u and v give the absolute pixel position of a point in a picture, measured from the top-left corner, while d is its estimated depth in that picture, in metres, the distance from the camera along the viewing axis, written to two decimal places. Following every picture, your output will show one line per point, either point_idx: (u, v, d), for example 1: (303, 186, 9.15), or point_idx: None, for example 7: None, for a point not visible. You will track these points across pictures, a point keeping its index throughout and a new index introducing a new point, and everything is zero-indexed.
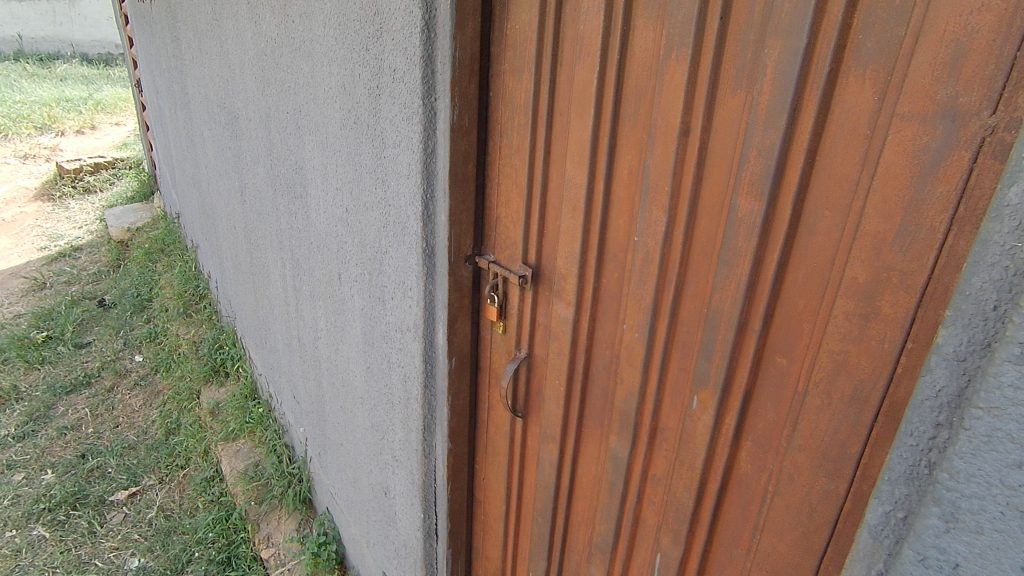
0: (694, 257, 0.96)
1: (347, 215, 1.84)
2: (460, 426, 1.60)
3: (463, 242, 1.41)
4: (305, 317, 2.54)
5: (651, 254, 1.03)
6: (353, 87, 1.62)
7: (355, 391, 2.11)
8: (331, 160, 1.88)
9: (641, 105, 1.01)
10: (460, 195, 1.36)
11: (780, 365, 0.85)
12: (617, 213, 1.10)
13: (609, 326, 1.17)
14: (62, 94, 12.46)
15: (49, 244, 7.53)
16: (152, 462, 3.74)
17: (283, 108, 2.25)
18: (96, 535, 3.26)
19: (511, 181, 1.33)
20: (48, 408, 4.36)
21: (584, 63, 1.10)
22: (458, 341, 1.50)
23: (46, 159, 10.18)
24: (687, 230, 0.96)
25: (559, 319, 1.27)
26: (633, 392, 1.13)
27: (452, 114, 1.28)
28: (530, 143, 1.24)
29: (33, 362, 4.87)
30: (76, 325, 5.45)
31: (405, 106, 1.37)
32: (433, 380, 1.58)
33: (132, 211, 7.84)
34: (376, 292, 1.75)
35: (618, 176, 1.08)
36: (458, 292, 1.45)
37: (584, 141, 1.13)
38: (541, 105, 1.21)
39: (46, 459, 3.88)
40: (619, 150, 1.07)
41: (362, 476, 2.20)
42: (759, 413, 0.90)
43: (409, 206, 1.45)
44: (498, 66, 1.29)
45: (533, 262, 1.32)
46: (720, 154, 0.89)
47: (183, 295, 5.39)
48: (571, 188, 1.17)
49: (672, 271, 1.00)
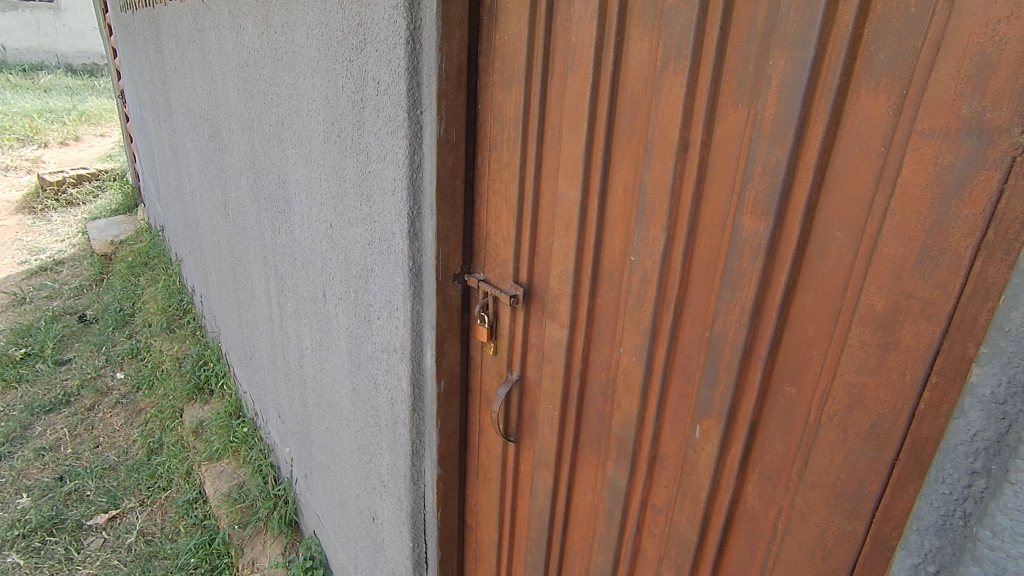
0: (694, 279, 0.92)
1: (331, 231, 1.78)
2: (450, 450, 1.54)
3: (451, 259, 1.35)
4: (290, 334, 2.46)
5: (650, 275, 0.99)
6: (336, 99, 1.56)
7: (341, 412, 2.03)
8: (314, 174, 1.82)
9: (637, 118, 0.97)
10: (448, 212, 1.31)
11: (788, 395, 0.80)
12: (612, 232, 1.06)
13: (605, 349, 1.14)
14: (45, 106, 12.33)
15: (30, 258, 7.41)
16: (133, 484, 3.63)
17: (265, 120, 2.19)
18: (73, 562, 3.16)
19: (501, 197, 1.28)
20: (24, 429, 4.24)
21: (575, 77, 1.06)
22: (447, 363, 1.44)
23: (28, 171, 10.03)
24: (688, 249, 0.92)
25: (553, 340, 1.23)
26: (632, 417, 1.09)
27: (439, 128, 1.22)
28: (520, 158, 1.20)
29: (11, 380, 4.75)
30: (56, 341, 5.34)
31: (390, 119, 1.31)
32: (421, 404, 1.52)
33: (115, 224, 7.71)
34: (361, 311, 1.68)
35: (613, 193, 1.04)
36: (447, 312, 1.39)
37: (577, 156, 1.08)
38: (532, 119, 1.16)
39: (21, 482, 3.76)
40: (613, 166, 1.03)
41: (349, 500, 2.12)
42: (766, 445, 0.85)
43: (394, 223, 1.38)
44: (486, 78, 1.24)
45: (525, 281, 1.28)
46: (721, 170, 0.85)
47: (167, 309, 5.27)
48: (564, 204, 1.13)
49: (672, 292, 0.96)
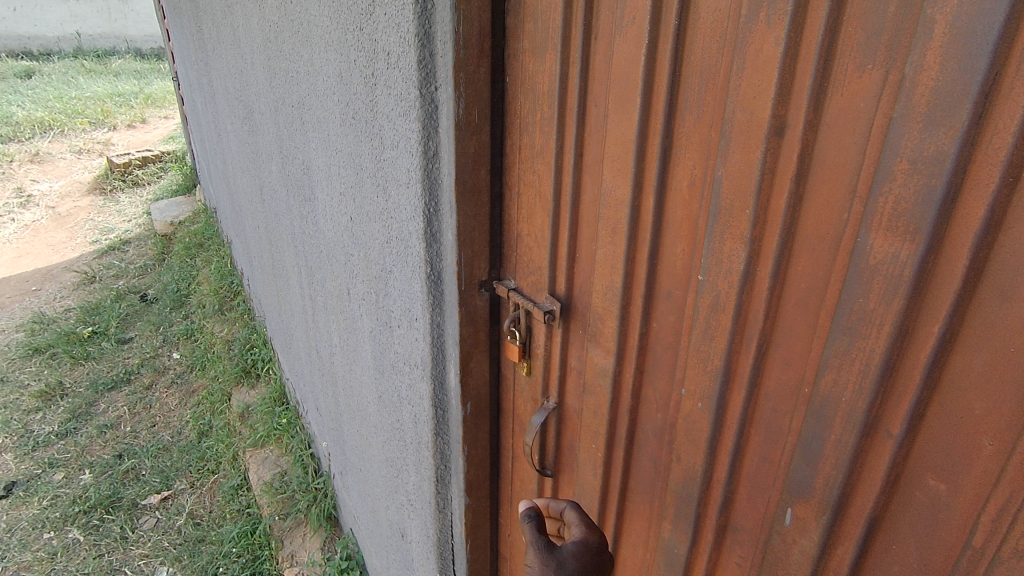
0: (789, 310, 0.68)
1: (352, 225, 1.60)
2: (480, 477, 1.36)
3: (476, 264, 1.15)
4: (321, 329, 2.33)
5: (725, 300, 0.75)
6: (350, 76, 1.36)
7: (369, 418, 1.88)
8: (334, 161, 1.64)
9: (711, 90, 0.71)
10: (471, 209, 1.09)
11: (933, 492, 0.56)
12: (673, 239, 0.83)
13: (662, 382, 0.92)
14: (115, 90, 12.89)
15: (101, 238, 7.78)
16: (184, 465, 3.70)
17: (288, 101, 2.02)
18: (127, 541, 3.24)
19: (534, 191, 1.06)
20: (89, 405, 4.42)
21: (625, 36, 0.81)
22: (474, 382, 1.25)
23: (100, 153, 10.52)
24: (781, 269, 0.67)
25: (596, 368, 1.02)
26: (695, 475, 0.87)
27: (456, 108, 1.00)
28: (557, 144, 0.97)
29: (79, 358, 4.97)
30: (119, 320, 5.55)
31: (400, 98, 1.09)
32: (445, 426, 1.33)
33: (176, 204, 7.93)
34: (383, 316, 1.50)
35: (675, 191, 0.80)
36: (472, 326, 1.19)
37: (627, 142, 0.84)
38: (571, 95, 0.93)
39: (85, 458, 3.92)
40: (677, 155, 0.78)
41: (380, 509, 1.99)
42: (892, 551, 0.61)
43: (410, 221, 1.18)
44: (515, 44, 1.01)
45: (563, 294, 1.06)
46: (837, 166, 0.59)
47: (219, 290, 5.35)
48: (610, 203, 0.90)
49: (754, 326, 0.72)
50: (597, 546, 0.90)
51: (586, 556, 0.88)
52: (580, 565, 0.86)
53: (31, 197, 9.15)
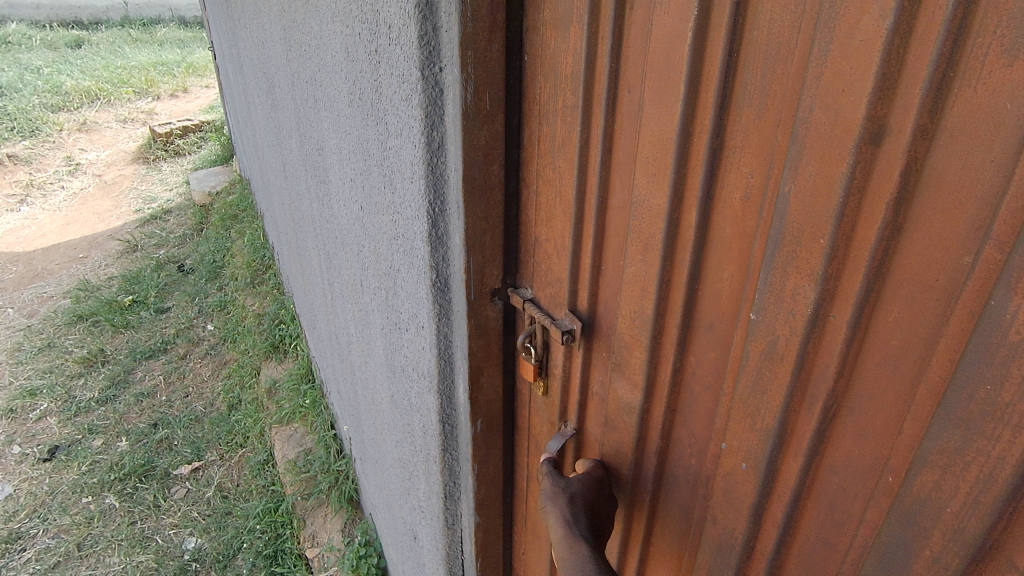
0: (870, 370, 0.53)
1: (362, 215, 1.48)
2: (491, 496, 1.25)
3: (487, 271, 1.01)
4: (340, 316, 2.24)
5: (784, 347, 0.60)
6: (355, 50, 1.21)
7: (383, 415, 1.79)
8: (344, 144, 1.51)
9: (780, 78, 0.55)
10: (483, 209, 0.95)
11: None
12: (719, 261, 0.67)
13: (699, 425, 0.77)
14: (160, 59, 13.07)
15: (144, 206, 7.94)
16: (214, 437, 3.74)
17: (303, 76, 1.89)
18: (160, 509, 3.29)
19: (554, 190, 0.90)
20: (128, 373, 4.52)
21: (668, 5, 0.64)
22: (485, 398, 1.13)
23: (144, 122, 10.71)
24: (864, 320, 0.53)
25: (621, 399, 0.88)
26: (733, 541, 0.73)
27: (465, 94, 0.85)
28: (581, 137, 0.81)
29: (120, 325, 5.08)
30: (158, 289, 5.65)
31: (402, 78, 0.94)
32: (455, 441, 1.21)
33: (213, 174, 8.00)
34: (393, 315, 1.38)
35: (724, 203, 0.64)
36: (483, 338, 1.06)
37: (666, 140, 0.68)
38: (599, 77, 0.77)
39: (122, 425, 4.00)
40: (731, 160, 0.63)
41: (395, 506, 1.91)
42: None
43: (415, 220, 1.04)
44: (535, 15, 0.85)
45: (585, 310, 0.91)
46: (963, 195, 0.43)
47: (252, 263, 5.37)
48: (642, 212, 0.74)
49: (822, 383, 0.57)
50: (604, 476, 0.93)
51: (593, 483, 0.91)
52: (586, 490, 0.89)
53: (79, 165, 9.39)
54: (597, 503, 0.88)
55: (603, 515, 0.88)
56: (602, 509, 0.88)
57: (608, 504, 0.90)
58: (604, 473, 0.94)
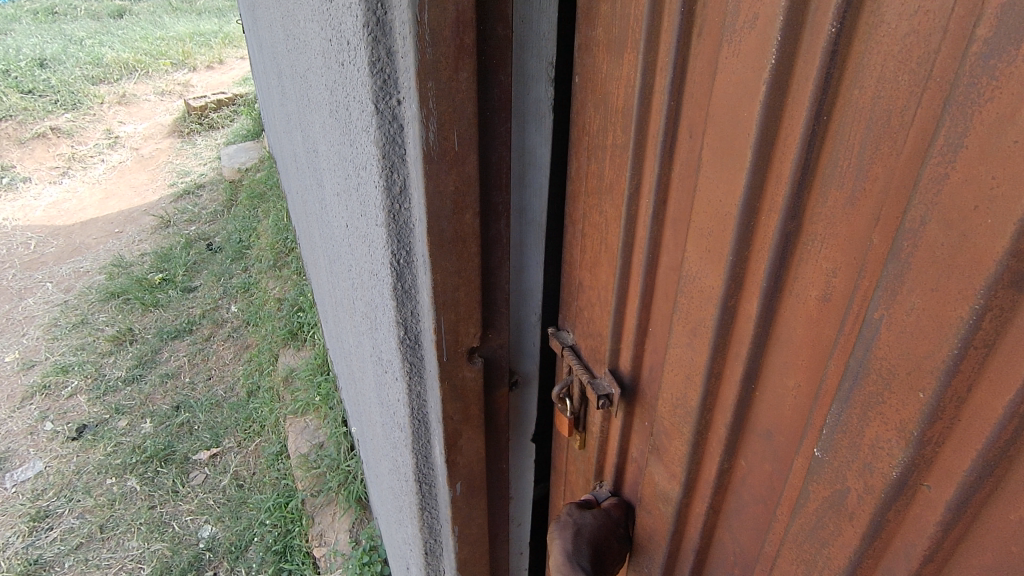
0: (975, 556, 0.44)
1: (347, 232, 1.35)
2: (475, 556, 1.13)
3: (462, 331, 0.87)
4: (341, 322, 2.14)
5: (855, 502, 0.50)
6: (329, 55, 1.07)
7: (377, 437, 1.69)
8: (330, 153, 1.38)
9: (893, 162, 0.43)
10: (455, 264, 0.80)
11: None
12: (784, 365, 0.57)
13: (746, 535, 0.68)
14: (196, 30, 13.09)
15: (179, 181, 8.04)
16: (231, 423, 3.76)
17: (299, 71, 1.76)
18: (177, 495, 3.34)
19: (600, 235, 0.80)
20: (155, 353, 4.59)
21: (737, 45, 0.52)
22: (464, 463, 1.00)
23: (180, 95, 10.78)
24: (981, 494, 0.42)
25: (656, 481, 0.78)
26: None
27: (424, 132, 0.70)
28: (631, 184, 0.70)
29: (149, 304, 5.16)
30: (186, 267, 5.70)
31: (360, 103, 0.79)
32: (432, 500, 1.09)
33: (243, 150, 7.98)
34: (376, 347, 1.26)
35: (797, 299, 0.54)
36: (461, 402, 0.93)
37: (725, 212, 0.57)
38: (655, 117, 0.65)
39: (146, 407, 4.07)
40: (808, 250, 0.52)
41: (391, 527, 1.83)
42: None
43: (382, 263, 0.90)
44: (589, 32, 0.74)
45: (626, 372, 0.81)
46: None
47: (275, 245, 5.33)
48: (690, 289, 0.64)
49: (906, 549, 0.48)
50: (620, 517, 0.86)
51: (606, 522, 0.85)
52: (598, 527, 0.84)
53: (119, 137, 9.53)
54: (606, 543, 0.83)
55: (609, 556, 0.83)
56: (610, 550, 0.83)
57: (618, 546, 0.84)
58: (623, 513, 0.87)
